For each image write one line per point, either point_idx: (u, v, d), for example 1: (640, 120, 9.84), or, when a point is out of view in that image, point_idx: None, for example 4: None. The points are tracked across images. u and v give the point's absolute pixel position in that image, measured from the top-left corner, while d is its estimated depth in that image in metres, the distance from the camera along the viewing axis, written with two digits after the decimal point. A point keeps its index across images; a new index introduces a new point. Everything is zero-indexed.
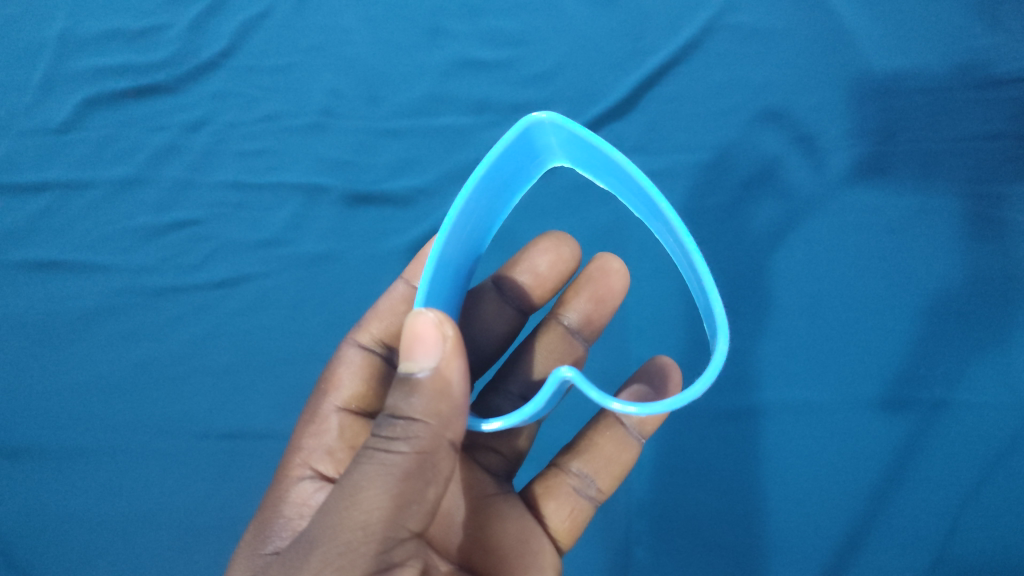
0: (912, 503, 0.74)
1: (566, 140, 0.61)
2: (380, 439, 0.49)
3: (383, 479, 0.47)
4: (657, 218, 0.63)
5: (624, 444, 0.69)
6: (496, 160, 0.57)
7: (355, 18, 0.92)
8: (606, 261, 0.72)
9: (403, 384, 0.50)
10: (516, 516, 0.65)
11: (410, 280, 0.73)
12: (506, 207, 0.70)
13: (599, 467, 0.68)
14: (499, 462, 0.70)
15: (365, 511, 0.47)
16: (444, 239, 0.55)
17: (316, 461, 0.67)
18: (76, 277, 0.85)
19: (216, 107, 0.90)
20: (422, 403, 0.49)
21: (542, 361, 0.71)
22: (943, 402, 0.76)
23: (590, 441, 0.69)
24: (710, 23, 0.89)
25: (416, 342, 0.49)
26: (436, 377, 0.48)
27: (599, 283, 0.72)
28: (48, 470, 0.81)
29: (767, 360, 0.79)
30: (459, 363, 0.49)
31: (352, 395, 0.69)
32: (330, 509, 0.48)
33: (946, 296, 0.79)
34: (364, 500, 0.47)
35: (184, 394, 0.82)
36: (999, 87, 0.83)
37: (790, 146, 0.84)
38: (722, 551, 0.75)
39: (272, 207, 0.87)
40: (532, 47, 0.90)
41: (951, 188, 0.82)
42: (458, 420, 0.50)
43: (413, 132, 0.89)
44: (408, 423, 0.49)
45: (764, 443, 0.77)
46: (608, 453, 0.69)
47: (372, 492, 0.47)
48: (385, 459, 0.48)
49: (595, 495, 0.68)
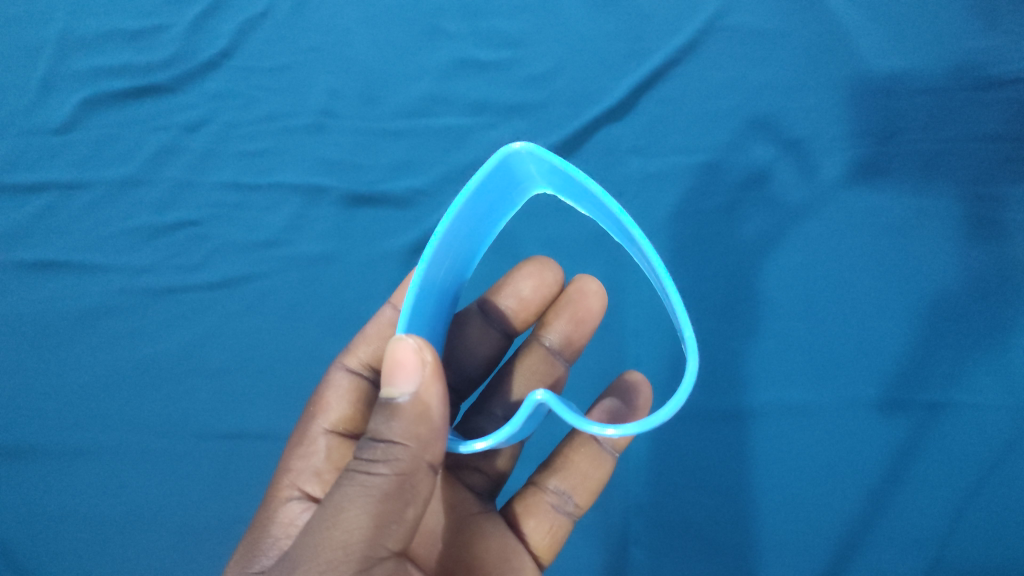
0: (911, 506, 0.74)
1: (546, 168, 0.60)
2: (361, 461, 0.49)
3: (363, 500, 0.48)
4: (633, 244, 0.62)
5: (598, 460, 0.69)
6: (475, 189, 0.57)
7: (353, 18, 0.92)
8: (585, 283, 0.73)
9: (384, 408, 0.50)
10: (498, 535, 0.65)
11: (397, 304, 0.73)
12: (490, 230, 0.70)
13: (575, 484, 0.69)
14: (483, 482, 0.70)
15: (345, 531, 0.47)
16: (425, 266, 0.54)
17: (304, 482, 0.67)
18: (75, 278, 0.86)
19: (214, 107, 0.90)
20: (402, 426, 0.49)
21: (523, 381, 0.71)
22: (942, 404, 0.76)
23: (566, 458, 0.70)
24: (709, 24, 0.89)
25: (396, 367, 0.49)
26: (415, 402, 0.49)
27: (578, 305, 0.73)
28: (46, 470, 0.81)
29: (764, 361, 0.79)
30: (437, 387, 0.49)
31: (340, 418, 0.69)
32: (312, 529, 0.48)
33: (944, 298, 0.79)
34: (345, 521, 0.47)
35: (183, 395, 0.82)
36: (1000, 88, 0.83)
37: (789, 148, 0.84)
38: (719, 553, 0.75)
39: (271, 208, 0.87)
40: (530, 47, 0.90)
41: (951, 190, 0.82)
42: (438, 443, 0.50)
43: (411, 132, 0.89)
44: (389, 446, 0.49)
45: (760, 445, 0.77)
46: (583, 469, 0.69)
47: (352, 512, 0.47)
48: (366, 480, 0.48)
49: (573, 511, 0.69)
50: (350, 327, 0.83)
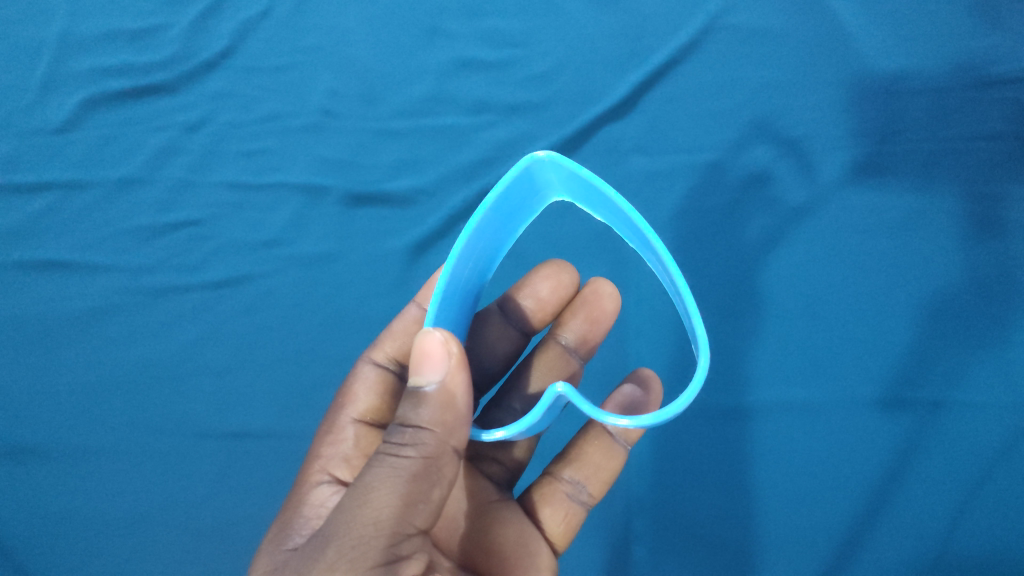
0: (912, 503, 0.75)
1: (565, 176, 0.61)
2: (390, 445, 0.49)
3: (392, 481, 0.48)
4: (649, 251, 0.63)
5: (611, 452, 0.69)
6: (499, 196, 0.57)
7: (354, 18, 0.92)
8: (600, 285, 0.74)
9: (412, 396, 0.50)
10: (516, 521, 0.65)
11: (423, 303, 0.74)
12: (509, 235, 0.70)
13: (589, 474, 0.69)
14: (500, 472, 0.70)
15: (375, 510, 0.47)
16: (450, 269, 0.55)
17: (333, 467, 0.67)
18: (76, 278, 0.85)
19: (215, 107, 0.90)
20: (429, 412, 0.49)
21: (539, 378, 0.71)
22: (943, 402, 0.76)
23: (580, 449, 0.70)
24: (710, 23, 0.89)
25: (423, 358, 0.49)
26: (442, 391, 0.49)
27: (593, 306, 0.73)
28: (47, 471, 0.80)
29: (767, 360, 0.79)
30: (462, 375, 0.49)
31: (368, 408, 0.70)
32: (343, 508, 0.48)
33: (945, 297, 0.80)
34: (375, 500, 0.47)
35: (185, 395, 0.82)
36: (1001, 87, 0.83)
37: (790, 146, 0.85)
38: (722, 552, 0.75)
39: (273, 208, 0.87)
40: (532, 47, 0.90)
41: (952, 189, 0.82)
42: (463, 430, 0.50)
43: (413, 132, 0.89)
44: (416, 431, 0.49)
45: (763, 443, 0.77)
46: (597, 460, 0.69)
47: (382, 492, 0.47)
48: (395, 462, 0.48)
49: (587, 500, 0.69)
50: (352, 328, 0.83)
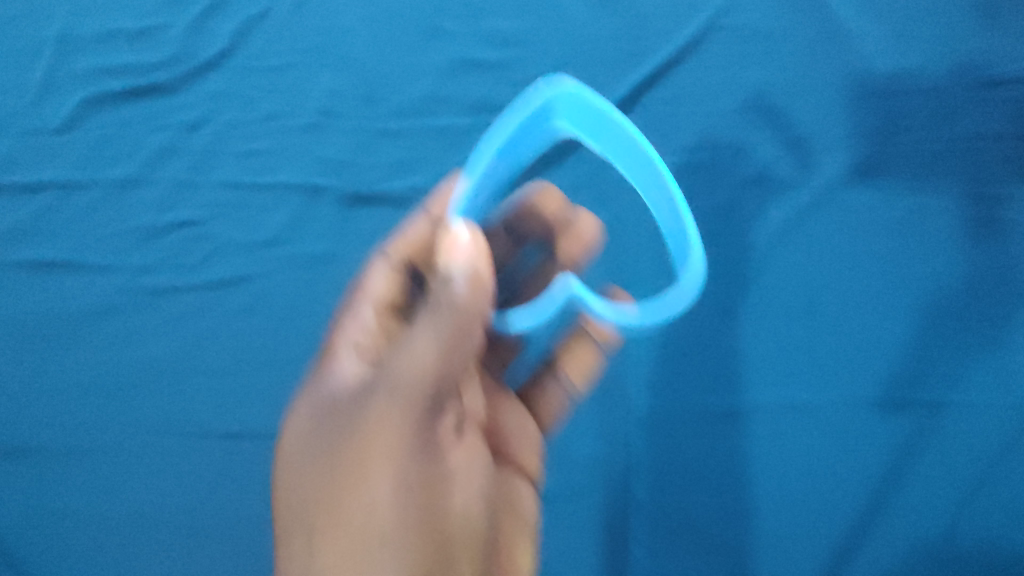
0: (911, 504, 0.74)
1: (573, 104, 0.70)
2: (431, 295, 0.59)
3: (435, 319, 0.58)
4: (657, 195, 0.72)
5: (594, 349, 0.77)
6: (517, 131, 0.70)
7: (354, 17, 0.92)
8: (586, 215, 0.78)
9: (443, 276, 0.59)
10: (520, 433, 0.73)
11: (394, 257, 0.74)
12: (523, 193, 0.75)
13: (574, 365, 0.76)
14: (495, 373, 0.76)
15: (422, 348, 0.58)
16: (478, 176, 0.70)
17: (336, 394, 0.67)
18: (75, 278, 0.85)
19: (214, 107, 0.90)
20: (463, 288, 0.58)
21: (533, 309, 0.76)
22: (942, 403, 0.76)
23: (568, 345, 0.76)
24: (710, 23, 0.89)
25: (451, 247, 0.59)
26: (475, 273, 0.58)
27: (579, 226, 0.77)
28: (46, 471, 0.81)
29: (766, 360, 0.79)
30: (488, 268, 0.59)
31: (363, 340, 0.70)
32: (395, 376, 0.59)
33: (945, 298, 0.79)
34: (421, 336, 0.58)
35: (184, 395, 0.82)
36: (1000, 87, 0.84)
37: (790, 146, 0.84)
38: (721, 552, 0.75)
39: (272, 207, 0.87)
40: (532, 46, 0.90)
41: (952, 189, 0.82)
42: (484, 317, 0.60)
43: (411, 132, 0.89)
44: (452, 277, 0.58)
45: (762, 444, 0.77)
46: (581, 353, 0.76)
47: (429, 320, 0.58)
48: (436, 299, 0.59)
49: (570, 386, 0.77)
50: None
